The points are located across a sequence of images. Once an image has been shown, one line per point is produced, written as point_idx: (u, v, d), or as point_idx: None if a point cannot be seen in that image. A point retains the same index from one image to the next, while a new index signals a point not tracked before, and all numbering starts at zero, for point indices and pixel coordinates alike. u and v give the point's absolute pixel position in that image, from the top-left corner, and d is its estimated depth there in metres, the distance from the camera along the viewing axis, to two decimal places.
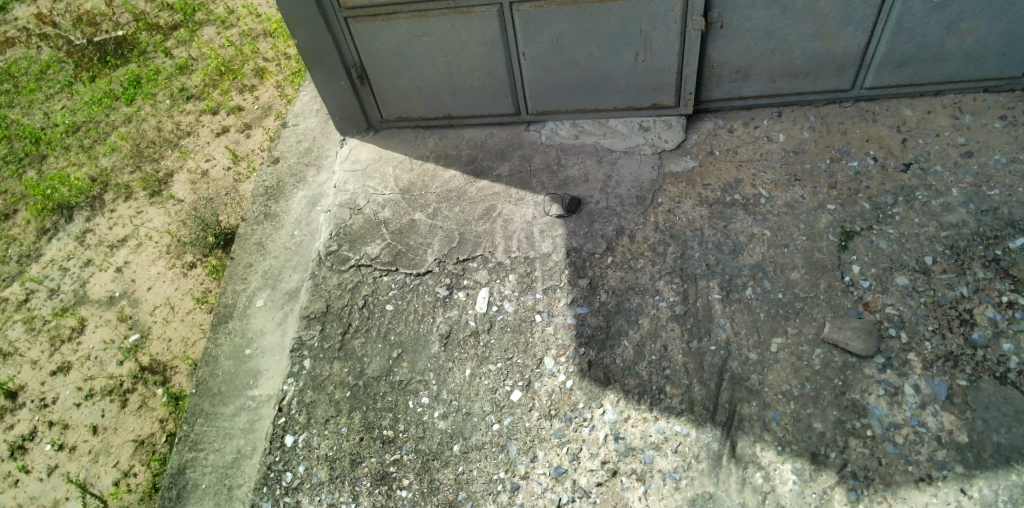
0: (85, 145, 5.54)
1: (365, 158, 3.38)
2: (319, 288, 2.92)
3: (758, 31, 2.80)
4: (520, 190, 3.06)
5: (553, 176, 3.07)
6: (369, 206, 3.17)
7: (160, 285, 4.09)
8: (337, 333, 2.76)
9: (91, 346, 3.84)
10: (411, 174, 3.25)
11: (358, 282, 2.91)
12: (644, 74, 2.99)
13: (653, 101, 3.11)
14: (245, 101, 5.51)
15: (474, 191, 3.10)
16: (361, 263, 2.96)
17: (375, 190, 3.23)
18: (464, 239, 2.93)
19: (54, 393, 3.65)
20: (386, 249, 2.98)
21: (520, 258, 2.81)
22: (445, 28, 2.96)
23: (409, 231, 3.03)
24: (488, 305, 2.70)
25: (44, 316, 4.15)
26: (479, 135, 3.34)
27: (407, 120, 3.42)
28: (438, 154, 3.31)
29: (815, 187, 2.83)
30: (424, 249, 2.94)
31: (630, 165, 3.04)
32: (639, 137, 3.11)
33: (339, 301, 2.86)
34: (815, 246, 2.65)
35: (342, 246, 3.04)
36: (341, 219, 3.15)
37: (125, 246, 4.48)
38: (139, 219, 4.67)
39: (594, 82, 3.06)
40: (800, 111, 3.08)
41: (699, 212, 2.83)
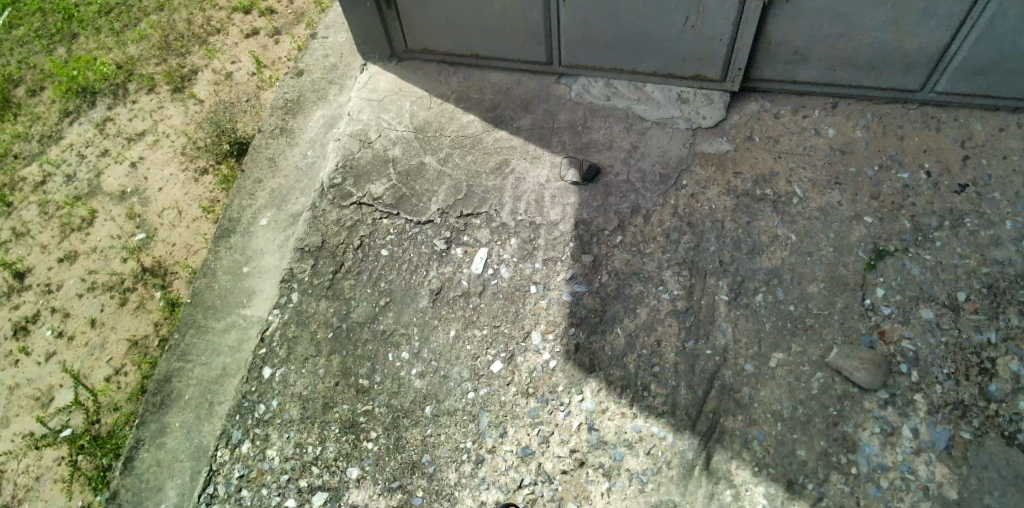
0: (116, 29, 5.40)
1: (383, 88, 3.15)
2: (317, 222, 2.83)
3: (828, 11, 2.47)
4: (539, 147, 2.84)
5: (576, 138, 2.85)
6: (380, 141, 2.99)
7: (170, 187, 4.08)
8: (329, 271, 2.70)
9: (98, 239, 3.90)
10: (428, 113, 3.05)
11: (357, 222, 2.81)
12: (692, 41, 2.67)
13: (696, 72, 2.80)
14: (279, 2, 5.24)
15: (490, 141, 2.90)
16: (362, 201, 2.85)
17: (389, 124, 3.04)
18: (471, 192, 2.77)
19: (59, 280, 3.73)
20: (390, 190, 2.85)
21: (525, 223, 2.66)
22: None
23: (416, 174, 2.87)
24: (484, 267, 2.59)
25: (57, 201, 4.19)
26: (506, 80, 3.07)
27: (433, 54, 3.15)
28: (459, 95, 3.08)
29: (856, 195, 2.60)
30: (429, 197, 2.80)
31: (660, 139, 2.80)
32: (675, 108, 2.84)
33: (336, 238, 2.78)
34: (840, 260, 2.46)
35: (346, 181, 2.91)
36: (349, 150, 2.99)
37: (142, 141, 4.45)
38: (159, 116, 4.59)
39: (636, 41, 2.75)
40: (857, 106, 2.79)
41: (724, 202, 2.62)
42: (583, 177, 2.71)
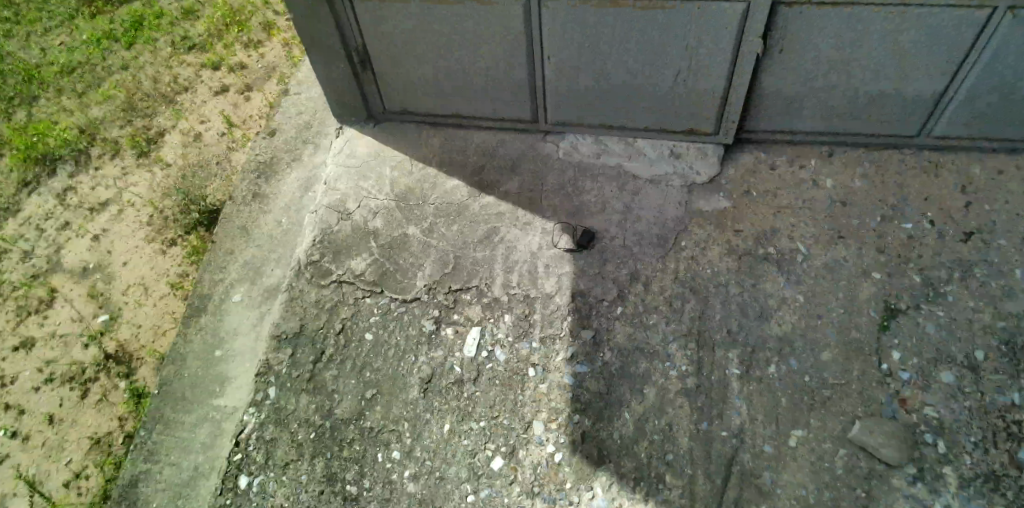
0: (79, 90, 5.17)
1: (361, 154, 2.97)
2: (295, 305, 2.63)
3: (822, 60, 2.36)
4: (528, 213, 2.68)
5: (567, 200, 2.69)
6: (359, 212, 2.81)
7: (137, 261, 3.86)
8: (309, 361, 2.50)
9: (59, 323, 3.65)
10: (410, 179, 2.87)
11: (338, 302, 2.61)
12: (684, 95, 2.54)
13: (688, 126, 2.69)
14: (249, 57, 5.08)
15: (477, 208, 2.74)
16: (343, 279, 2.65)
17: (369, 193, 2.85)
18: (459, 265, 2.60)
19: (14, 371, 3.47)
20: (373, 266, 2.66)
21: (519, 297, 2.49)
22: (457, 19, 2.46)
23: (400, 247, 2.68)
24: (477, 349, 2.41)
25: (15, 281, 3.92)
26: (489, 141, 2.93)
27: (412, 116, 3.01)
28: (440, 159, 2.92)
29: (861, 249, 2.46)
30: (414, 272, 2.62)
31: (654, 197, 2.66)
32: (668, 165, 2.72)
33: (315, 322, 2.58)
34: (853, 322, 2.31)
35: (324, 257, 2.71)
36: (327, 223, 2.80)
37: (106, 211, 4.21)
38: (124, 182, 4.36)
39: (625, 98, 2.62)
40: (854, 154, 2.69)
41: (727, 264, 2.48)
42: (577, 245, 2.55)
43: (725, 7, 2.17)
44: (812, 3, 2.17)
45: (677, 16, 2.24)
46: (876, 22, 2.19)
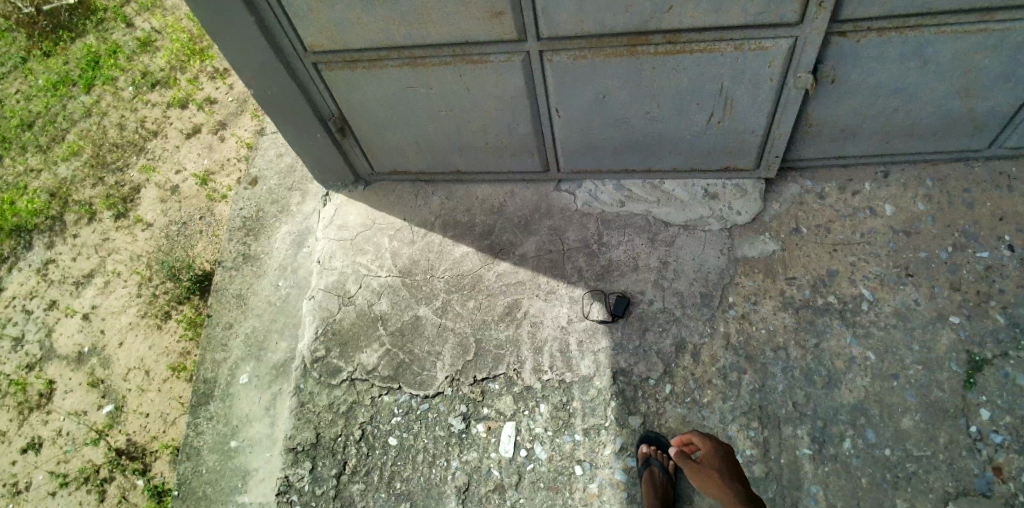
0: (42, 145, 4.80)
1: (353, 224, 2.68)
2: (305, 411, 2.41)
3: (879, 87, 2.03)
4: (551, 279, 2.41)
5: (593, 260, 2.42)
6: (361, 294, 2.54)
7: (132, 341, 3.60)
8: (332, 475, 2.29)
9: (60, 419, 3.42)
10: (412, 249, 2.58)
11: (353, 404, 2.38)
12: (716, 135, 2.24)
13: (724, 165, 2.39)
14: (217, 90, 4.70)
15: (492, 278, 2.47)
16: (355, 376, 2.42)
17: (369, 270, 2.58)
18: (483, 350, 2.33)
19: (26, 477, 3.26)
20: (385, 358, 2.41)
21: (554, 383, 2.24)
22: (449, 80, 2.15)
23: (412, 333, 2.43)
24: (515, 447, 2.18)
25: (8, 374, 3.67)
26: (495, 194, 2.62)
27: (406, 174, 2.68)
28: (443, 220, 2.61)
29: (933, 288, 2.19)
30: (433, 361, 2.36)
31: (691, 247, 2.38)
32: (702, 207, 2.44)
33: (332, 429, 2.36)
34: (931, 380, 2.05)
35: (331, 352, 2.47)
36: (327, 310, 2.53)
37: (91, 284, 3.92)
38: (105, 250, 4.04)
39: (650, 143, 2.32)
40: (911, 172, 2.38)
41: (782, 320, 2.21)
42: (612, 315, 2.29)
43: (767, 45, 1.86)
44: (873, 30, 1.83)
45: (708, 58, 1.93)
46: (948, 43, 1.85)
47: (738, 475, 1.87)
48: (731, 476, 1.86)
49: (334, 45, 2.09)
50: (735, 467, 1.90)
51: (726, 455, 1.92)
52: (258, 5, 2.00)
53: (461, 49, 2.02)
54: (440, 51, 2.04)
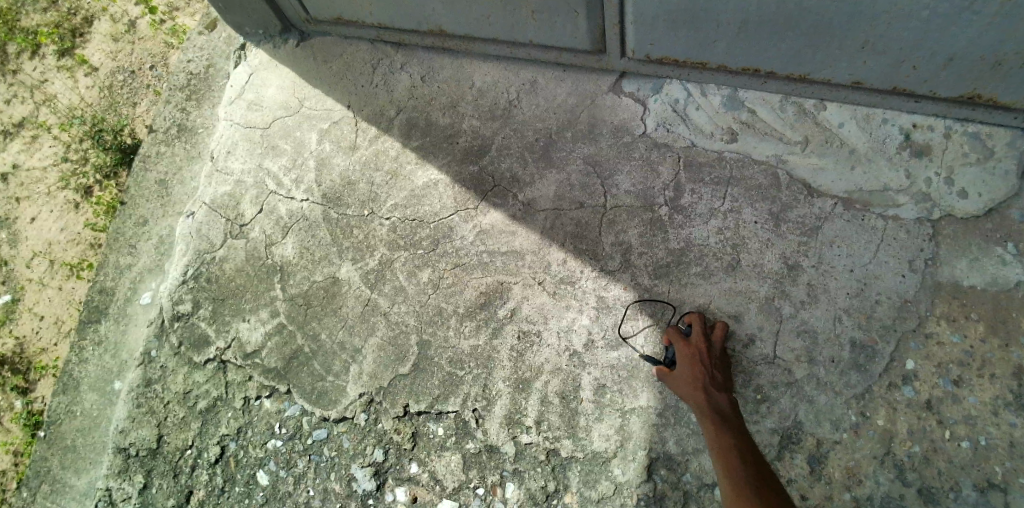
0: None
1: (270, 102, 1.63)
2: (148, 396, 1.52)
3: None
4: (569, 259, 1.33)
5: (654, 238, 1.30)
6: (259, 224, 1.54)
7: (46, 216, 2.81)
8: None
9: None
10: (351, 162, 1.52)
11: (216, 402, 1.47)
12: (987, 16, 0.99)
13: (969, 89, 1.15)
14: None
15: (470, 236, 1.40)
16: (226, 360, 1.48)
17: (278, 187, 1.56)
18: (428, 365, 1.34)
19: None
20: (275, 340, 1.45)
21: (535, 453, 1.23)
22: None
23: (323, 307, 1.43)
24: None
25: None
26: (506, 84, 1.48)
27: (356, 29, 1.58)
28: (409, 117, 1.52)
29: None
30: (343, 363, 1.39)
31: (852, 245, 1.22)
32: (892, 169, 1.25)
33: (178, 435, 1.47)
34: None
35: (200, 312, 1.53)
36: (207, 242, 1.57)
37: (17, 137, 3.11)
38: (41, 95, 3.19)
39: (824, 18, 1.10)
40: None
41: (1016, 433, 1.08)
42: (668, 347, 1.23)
43: None
44: None
45: None
46: None
47: (727, 387, 1.14)
48: (719, 390, 1.12)
49: None
50: (727, 375, 1.16)
51: (720, 357, 1.17)
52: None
53: None
54: None
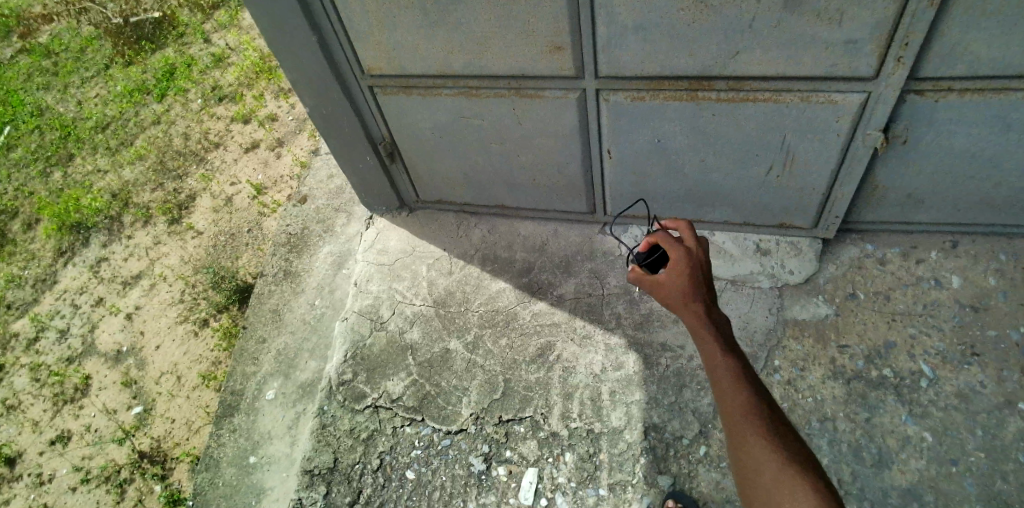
0: (111, 149, 5.26)
1: (393, 249, 2.73)
2: (326, 433, 2.36)
3: (960, 156, 1.88)
4: (587, 324, 2.35)
5: (633, 308, 2.34)
6: (394, 320, 2.53)
7: (169, 345, 3.65)
8: (344, 503, 2.21)
9: (91, 414, 3.50)
10: (449, 280, 2.58)
11: (374, 432, 2.32)
12: (773, 192, 2.17)
13: (780, 222, 2.31)
14: (279, 108, 4.97)
15: (527, 317, 2.41)
16: (378, 404, 2.37)
17: (404, 298, 2.58)
18: (511, 390, 2.27)
19: (51, 469, 3.33)
20: (411, 388, 2.37)
21: (581, 432, 2.14)
22: (501, 111, 2.20)
23: (441, 365, 2.39)
24: (535, 495, 2.08)
25: (49, 365, 3.81)
26: (538, 232, 2.62)
27: (447, 205, 2.75)
28: (482, 254, 2.62)
29: (1002, 371, 2.03)
30: (458, 397, 2.31)
31: (738, 304, 2.28)
32: (753, 262, 2.36)
33: (350, 456, 2.30)
34: (997, 470, 1.90)
35: (358, 376, 2.45)
36: (358, 334, 2.53)
37: (137, 286, 4.05)
38: (155, 253, 4.20)
39: (704, 194, 2.27)
40: (987, 243, 2.23)
41: (831, 390, 2.08)
42: (644, 253, 1.80)
43: (837, 100, 1.78)
44: (954, 91, 1.71)
45: (770, 109, 1.87)
46: None
47: (710, 296, 1.60)
48: (705, 296, 1.58)
49: (387, 69, 2.19)
50: (708, 283, 1.62)
51: (704, 265, 1.64)
52: (318, 21, 2.10)
53: (515, 82, 2.08)
54: (493, 83, 2.11)
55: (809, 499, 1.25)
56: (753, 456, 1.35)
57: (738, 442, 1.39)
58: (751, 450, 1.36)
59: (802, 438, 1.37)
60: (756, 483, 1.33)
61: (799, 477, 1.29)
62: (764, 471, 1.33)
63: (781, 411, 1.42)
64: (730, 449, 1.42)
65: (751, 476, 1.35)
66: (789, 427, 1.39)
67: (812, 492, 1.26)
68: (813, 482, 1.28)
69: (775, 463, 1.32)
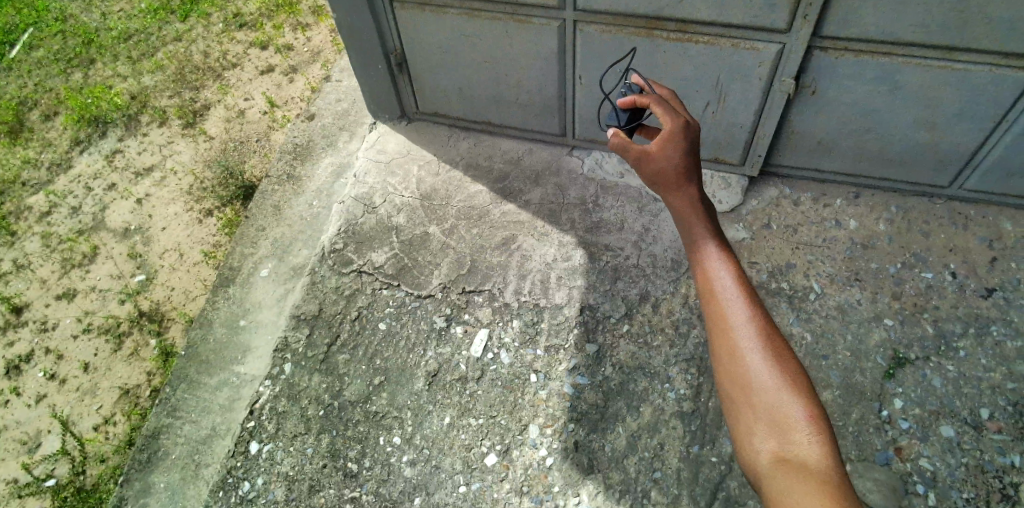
0: (132, 58, 5.42)
1: (391, 149, 3.15)
2: (315, 288, 2.76)
3: (855, 107, 2.41)
4: (547, 224, 2.77)
5: (586, 216, 2.77)
6: (384, 206, 2.94)
7: (174, 227, 4.02)
8: (323, 343, 2.62)
9: (97, 278, 3.86)
10: (435, 179, 3.00)
11: (355, 291, 2.73)
12: (709, 125, 2.64)
13: (715, 155, 2.79)
14: (296, 39, 5.28)
15: (497, 214, 2.84)
16: (363, 269, 2.78)
17: (395, 189, 2.99)
18: (475, 268, 2.69)
19: (55, 319, 3.71)
20: (392, 259, 2.78)
21: (529, 305, 2.57)
22: (496, 33, 2.60)
23: (419, 244, 2.80)
24: (483, 350, 2.49)
25: (60, 234, 4.16)
26: (517, 149, 3.06)
27: (442, 118, 3.17)
28: (467, 162, 3.04)
29: (876, 294, 2.48)
30: (431, 270, 2.72)
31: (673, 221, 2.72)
32: None
33: (333, 307, 2.70)
34: (858, 367, 2.32)
35: (347, 246, 2.85)
36: (352, 214, 2.94)
37: (149, 177, 4.39)
38: (168, 151, 4.54)
39: None
40: (881, 197, 2.72)
41: None
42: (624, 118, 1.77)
43: (759, 47, 2.26)
44: (850, 50, 2.22)
45: (709, 51, 2.34)
46: (919, 74, 2.21)
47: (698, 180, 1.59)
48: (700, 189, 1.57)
49: None
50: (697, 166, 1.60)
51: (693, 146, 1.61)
52: None
53: (509, 7, 2.49)
54: (492, 6, 2.51)
55: (802, 419, 1.23)
56: (747, 371, 1.31)
57: (732, 352, 1.35)
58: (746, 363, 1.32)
59: (796, 355, 1.34)
60: (746, 398, 1.30)
61: (792, 395, 1.27)
62: (757, 385, 1.30)
63: (777, 327, 1.37)
64: (719, 358, 1.38)
65: (743, 388, 1.31)
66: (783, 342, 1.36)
67: (803, 411, 1.25)
68: (806, 400, 1.26)
69: (769, 378, 1.29)
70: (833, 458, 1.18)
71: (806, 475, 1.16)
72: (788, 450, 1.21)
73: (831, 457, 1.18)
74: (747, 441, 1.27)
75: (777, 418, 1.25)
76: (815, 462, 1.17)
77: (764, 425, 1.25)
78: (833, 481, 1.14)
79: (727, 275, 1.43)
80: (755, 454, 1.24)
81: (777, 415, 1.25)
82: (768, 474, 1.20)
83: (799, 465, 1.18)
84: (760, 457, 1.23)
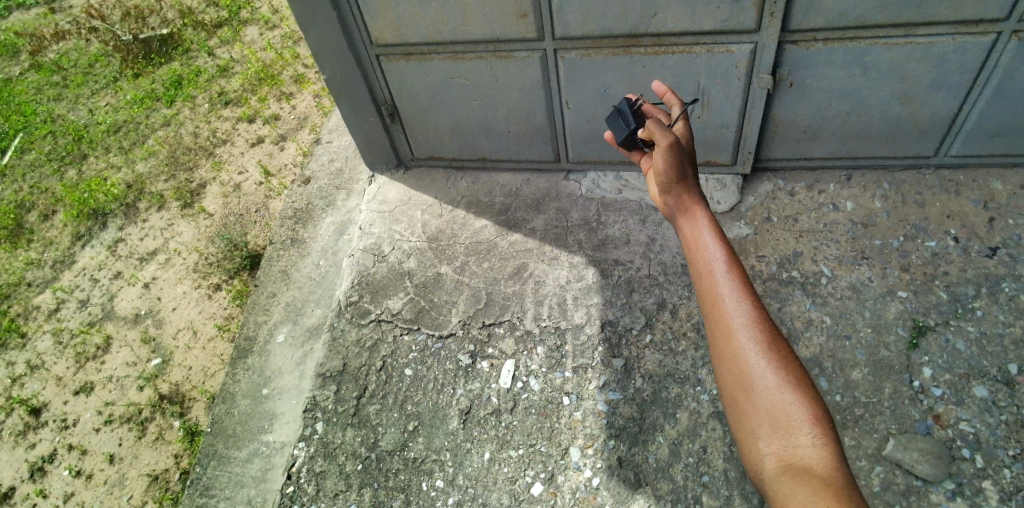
0: (124, 148, 5.54)
1: (392, 199, 3.22)
2: (337, 344, 2.79)
3: (833, 92, 2.51)
4: (554, 248, 2.83)
5: (591, 235, 2.83)
6: (394, 253, 2.99)
7: (185, 306, 4.04)
8: (353, 396, 2.63)
9: (113, 368, 3.85)
10: (439, 221, 3.06)
11: (378, 340, 2.75)
12: (697, 129, 2.74)
13: (707, 158, 2.87)
14: (282, 109, 5.42)
15: (505, 245, 2.90)
16: (381, 318, 2.80)
17: (402, 236, 3.05)
18: (491, 301, 2.73)
19: (75, 415, 3.69)
20: (409, 304, 2.81)
21: (550, 329, 2.60)
22: (481, 70, 2.72)
23: (433, 286, 2.84)
24: (513, 380, 2.51)
25: (71, 329, 4.17)
26: (514, 181, 3.14)
27: (438, 161, 3.26)
28: (468, 199, 3.12)
29: (885, 269, 2.53)
30: (448, 309, 2.76)
31: None
32: None
33: (357, 360, 2.72)
34: (881, 342, 2.35)
35: (363, 298, 2.89)
36: (363, 265, 2.98)
37: (153, 261, 4.44)
38: (170, 233, 4.60)
39: None
40: (872, 176, 2.79)
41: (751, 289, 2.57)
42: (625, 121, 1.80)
43: (734, 49, 2.38)
44: (819, 40, 2.34)
45: (687, 58, 2.45)
46: (888, 53, 2.33)
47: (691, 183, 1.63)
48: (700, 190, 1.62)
49: (391, 39, 2.70)
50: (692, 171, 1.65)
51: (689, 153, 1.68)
52: None
53: (491, 45, 2.61)
54: (474, 46, 2.63)
55: (805, 421, 1.28)
56: (750, 374, 1.35)
57: (733, 356, 1.38)
58: (750, 368, 1.34)
59: (795, 355, 1.37)
60: (749, 403, 1.34)
61: (794, 396, 1.31)
62: (760, 389, 1.33)
63: (777, 327, 1.40)
64: (722, 361, 1.40)
65: (742, 393, 1.35)
66: (783, 343, 1.38)
67: (806, 413, 1.29)
68: (807, 400, 1.31)
69: (772, 382, 1.32)
70: (834, 460, 1.24)
71: (811, 478, 1.21)
72: (792, 453, 1.26)
73: (833, 459, 1.24)
74: (751, 443, 1.32)
75: (781, 421, 1.29)
76: (818, 465, 1.23)
77: (767, 428, 1.30)
78: (835, 483, 1.20)
79: (727, 280, 1.43)
80: (760, 457, 1.30)
81: (780, 419, 1.29)
82: (772, 476, 1.26)
83: (803, 469, 1.23)
84: (765, 460, 1.29)
